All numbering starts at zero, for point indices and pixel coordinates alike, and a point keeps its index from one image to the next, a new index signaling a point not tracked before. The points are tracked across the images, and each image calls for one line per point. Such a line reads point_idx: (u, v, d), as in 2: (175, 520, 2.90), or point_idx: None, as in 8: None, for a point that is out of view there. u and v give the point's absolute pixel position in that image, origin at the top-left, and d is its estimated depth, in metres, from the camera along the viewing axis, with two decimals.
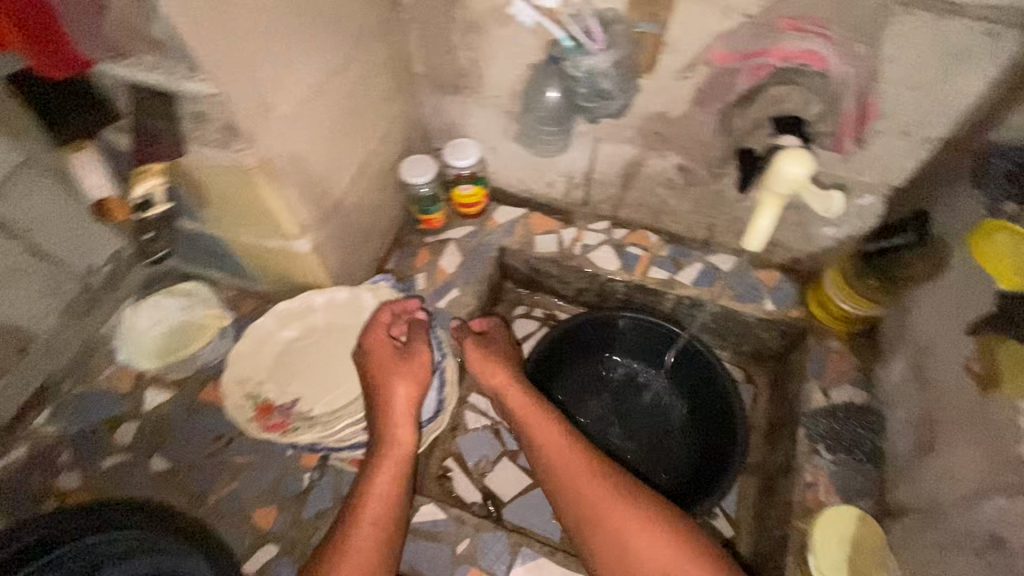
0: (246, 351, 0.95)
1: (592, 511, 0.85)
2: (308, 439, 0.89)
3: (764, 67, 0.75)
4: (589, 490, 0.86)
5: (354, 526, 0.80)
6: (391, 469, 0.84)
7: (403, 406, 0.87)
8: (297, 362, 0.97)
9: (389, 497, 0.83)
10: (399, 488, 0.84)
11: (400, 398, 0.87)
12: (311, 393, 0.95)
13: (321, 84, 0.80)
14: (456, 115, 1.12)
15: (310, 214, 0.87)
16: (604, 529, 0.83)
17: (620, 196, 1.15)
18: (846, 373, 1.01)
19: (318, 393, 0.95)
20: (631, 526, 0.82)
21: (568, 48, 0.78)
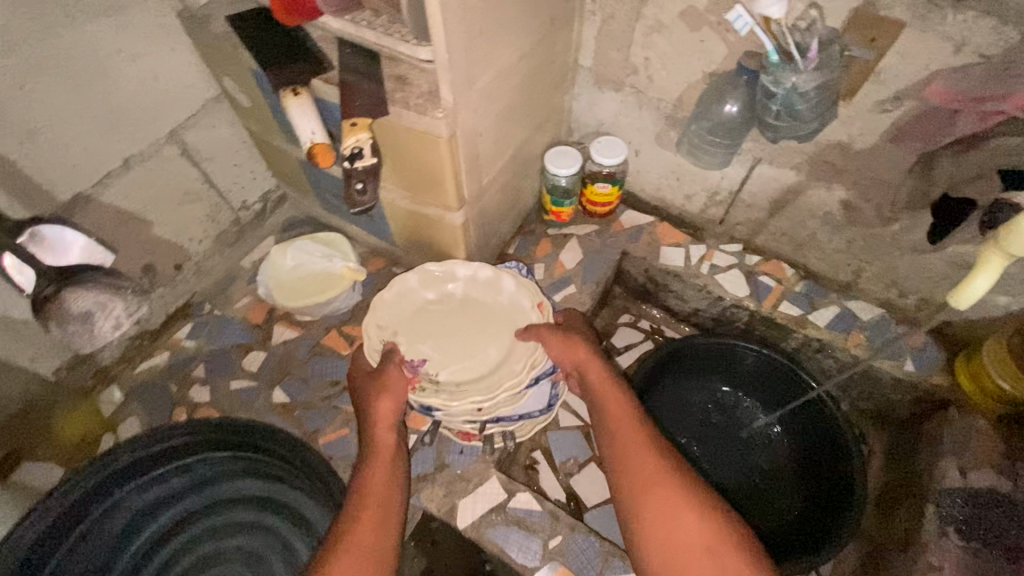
0: (388, 300, 0.97)
1: (641, 491, 0.77)
2: (431, 403, 0.91)
3: (997, 114, 0.67)
4: (655, 473, 0.77)
5: (353, 517, 0.75)
6: (381, 471, 0.80)
7: (381, 416, 0.84)
8: (431, 324, 0.98)
9: (387, 494, 0.78)
10: (393, 487, 0.79)
11: (380, 411, 0.84)
12: (439, 358, 0.96)
13: (514, 64, 0.81)
14: (609, 111, 1.11)
15: (470, 189, 0.89)
16: (654, 513, 0.75)
17: (763, 221, 1.11)
18: (993, 458, 0.90)
19: (446, 360, 0.96)
20: (692, 522, 0.73)
21: (773, 63, 0.74)
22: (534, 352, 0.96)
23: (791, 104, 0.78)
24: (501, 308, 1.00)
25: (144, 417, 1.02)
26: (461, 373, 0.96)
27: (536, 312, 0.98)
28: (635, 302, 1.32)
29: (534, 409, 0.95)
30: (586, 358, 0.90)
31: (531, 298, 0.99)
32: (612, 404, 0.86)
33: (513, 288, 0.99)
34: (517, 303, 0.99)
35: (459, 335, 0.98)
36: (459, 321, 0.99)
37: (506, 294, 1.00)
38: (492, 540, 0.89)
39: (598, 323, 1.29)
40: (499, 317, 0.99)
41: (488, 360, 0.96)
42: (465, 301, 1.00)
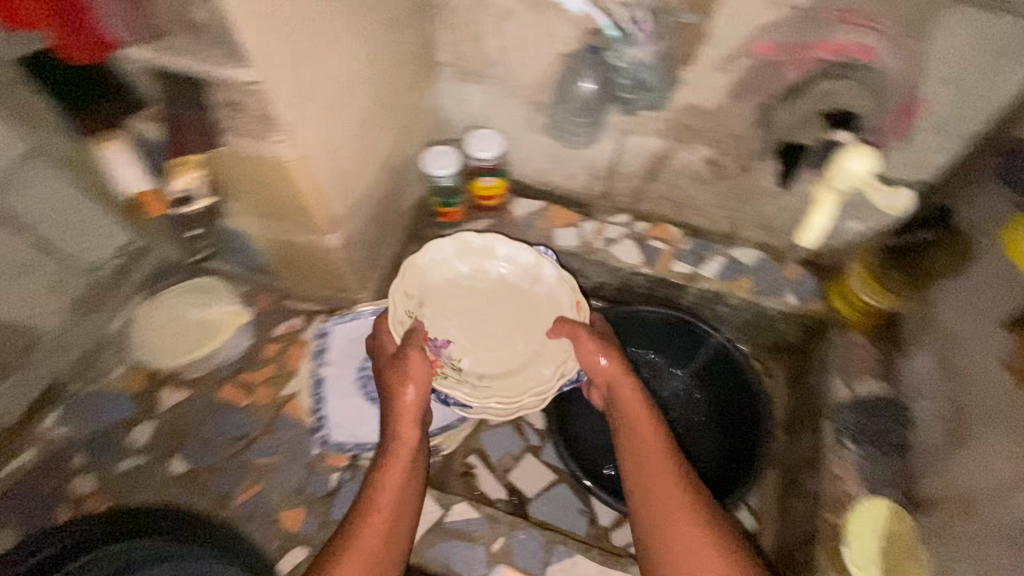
0: (420, 266, 0.92)
1: (661, 511, 0.79)
2: (454, 394, 0.89)
3: (814, 59, 0.74)
4: (675, 500, 0.80)
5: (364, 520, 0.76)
6: (397, 471, 0.80)
7: (405, 410, 0.82)
8: (460, 302, 0.94)
9: (400, 495, 0.79)
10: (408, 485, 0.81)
11: (403, 408, 0.82)
12: (464, 341, 0.93)
13: (357, 71, 0.77)
14: (477, 104, 1.10)
15: (340, 207, 0.84)
16: (669, 536, 0.78)
17: (642, 188, 1.15)
18: (868, 367, 1.00)
19: (472, 345, 0.93)
20: (704, 546, 0.76)
21: (613, 38, 0.76)
22: (565, 358, 0.93)
23: (640, 76, 0.81)
24: (536, 302, 0.95)
25: (21, 526, 0.90)
26: (486, 365, 0.93)
27: (572, 309, 0.94)
28: None
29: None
30: (616, 374, 0.88)
31: (571, 297, 0.94)
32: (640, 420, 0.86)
33: (553, 282, 0.94)
34: (556, 298, 0.94)
35: (489, 322, 0.94)
36: (489, 306, 0.94)
37: (544, 286, 0.95)
38: (434, 559, 0.87)
39: None
40: (532, 311, 0.95)
41: (517, 355, 0.94)
42: (500, 283, 0.95)
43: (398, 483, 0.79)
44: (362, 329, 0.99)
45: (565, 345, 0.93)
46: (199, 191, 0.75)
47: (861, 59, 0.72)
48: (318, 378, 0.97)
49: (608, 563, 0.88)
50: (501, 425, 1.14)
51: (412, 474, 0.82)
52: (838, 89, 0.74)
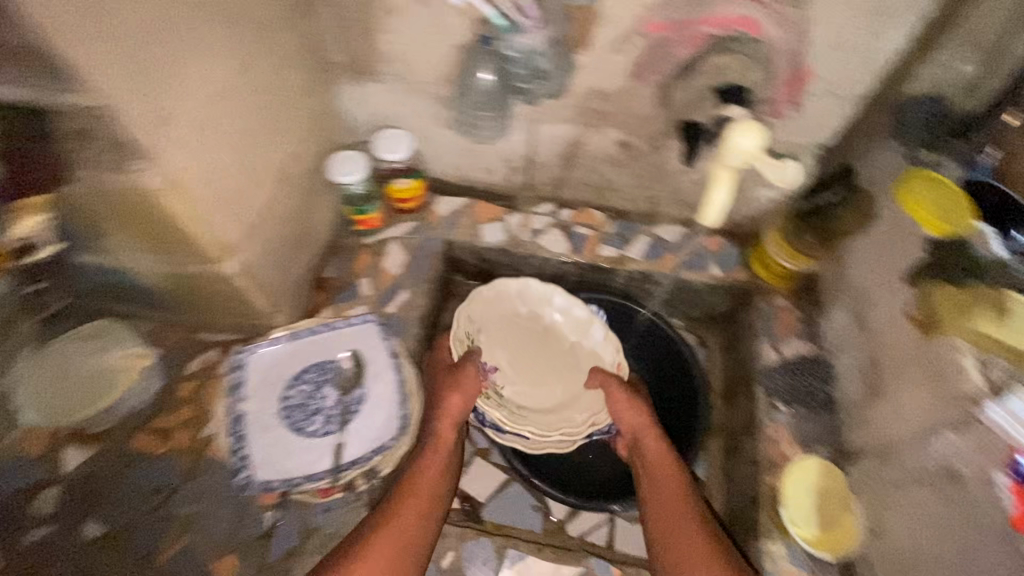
0: (482, 299, 1.03)
1: (676, 545, 0.81)
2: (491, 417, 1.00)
3: (702, 36, 0.73)
4: (691, 539, 0.81)
5: (400, 498, 0.78)
6: (433, 466, 0.83)
7: (448, 410, 0.87)
8: (513, 340, 1.05)
9: (435, 483, 0.81)
10: (444, 480, 0.83)
11: (450, 406, 0.87)
12: (509, 371, 1.05)
13: (229, 83, 0.71)
14: (381, 104, 1.05)
15: (233, 230, 0.78)
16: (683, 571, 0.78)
17: (562, 176, 1.13)
18: (793, 328, 1.03)
19: (517, 379, 1.05)
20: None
21: (501, 27, 0.73)
22: (599, 409, 1.03)
23: (534, 64, 0.78)
24: (580, 353, 1.06)
25: None
26: (524, 396, 1.05)
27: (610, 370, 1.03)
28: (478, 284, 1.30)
29: (388, 439, 0.87)
30: (643, 424, 0.94)
31: (612, 356, 1.03)
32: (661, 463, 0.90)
33: (600, 341, 1.04)
34: (598, 356, 1.04)
35: (534, 362, 1.05)
36: (536, 348, 1.06)
37: (592, 342, 1.05)
38: None
39: (446, 317, 1.26)
40: (572, 360, 1.05)
41: (555, 396, 1.05)
42: (551, 328, 1.06)
43: (436, 473, 0.82)
44: (280, 355, 0.92)
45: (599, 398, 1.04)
46: (43, 238, 0.70)
47: (748, 33, 0.71)
48: (235, 414, 0.87)
49: (562, 561, 0.88)
50: None
51: (449, 471, 0.84)
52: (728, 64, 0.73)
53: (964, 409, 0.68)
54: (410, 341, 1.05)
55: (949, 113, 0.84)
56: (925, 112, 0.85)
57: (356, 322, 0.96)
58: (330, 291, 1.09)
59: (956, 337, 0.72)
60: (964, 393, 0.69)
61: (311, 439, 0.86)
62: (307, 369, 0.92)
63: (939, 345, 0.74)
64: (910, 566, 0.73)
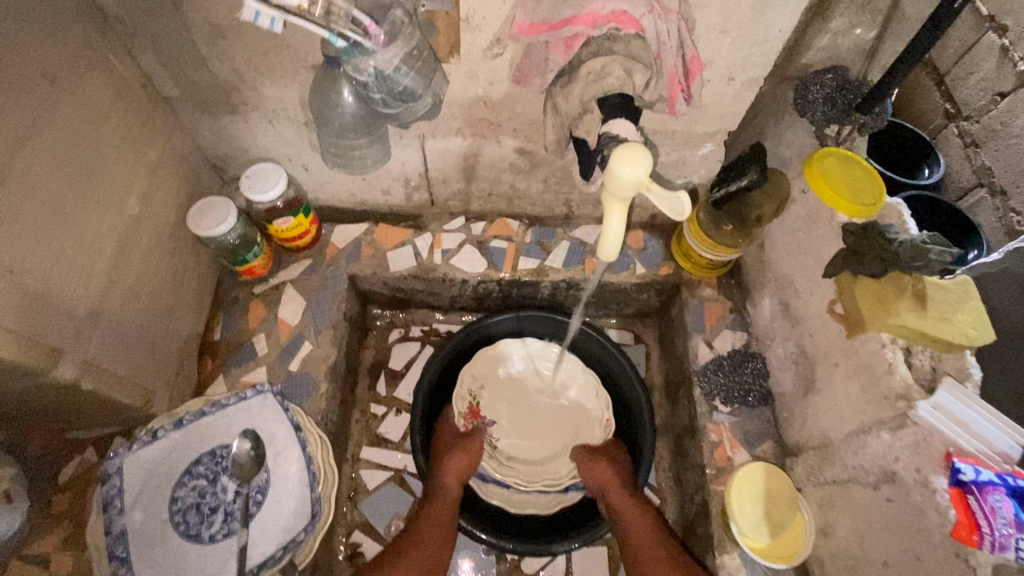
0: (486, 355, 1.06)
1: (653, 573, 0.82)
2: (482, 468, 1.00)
3: (576, 37, 0.64)
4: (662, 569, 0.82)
5: (405, 555, 0.82)
6: (433, 522, 0.87)
7: (453, 470, 0.93)
8: (513, 394, 1.06)
9: (437, 542, 0.85)
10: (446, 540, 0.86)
11: (453, 468, 0.93)
12: (506, 423, 1.04)
13: (6, 162, 0.56)
14: (244, 135, 0.91)
15: (60, 330, 0.65)
16: None
17: (465, 189, 1.03)
18: (723, 320, 1.00)
19: (512, 430, 1.03)
20: None
21: (342, 50, 0.60)
22: None
23: (393, 86, 0.67)
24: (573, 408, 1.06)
25: None
26: (517, 447, 1.03)
27: (601, 426, 1.03)
28: (397, 313, 1.20)
29: (299, 530, 0.76)
30: (607, 475, 0.94)
31: (602, 408, 1.04)
32: (636, 515, 0.88)
33: (591, 398, 1.05)
34: (589, 412, 1.05)
35: (530, 415, 1.05)
36: (533, 400, 1.06)
37: (583, 397, 1.06)
38: None
39: (367, 355, 1.16)
40: (567, 415, 1.05)
41: (549, 448, 1.03)
42: (546, 380, 1.07)
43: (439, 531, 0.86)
44: (165, 449, 0.80)
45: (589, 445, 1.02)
46: None
47: (626, 29, 0.62)
48: (114, 532, 0.74)
49: None
50: (382, 486, 1.03)
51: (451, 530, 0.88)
52: (607, 66, 0.63)
53: (895, 409, 0.65)
54: (321, 399, 0.94)
55: (850, 83, 0.83)
56: (825, 88, 0.83)
57: (252, 396, 0.84)
58: (222, 356, 0.96)
59: (881, 332, 0.68)
60: (894, 391, 0.65)
61: (211, 545, 0.75)
62: (200, 460, 0.79)
63: (863, 339, 0.71)
64: (859, 568, 0.71)
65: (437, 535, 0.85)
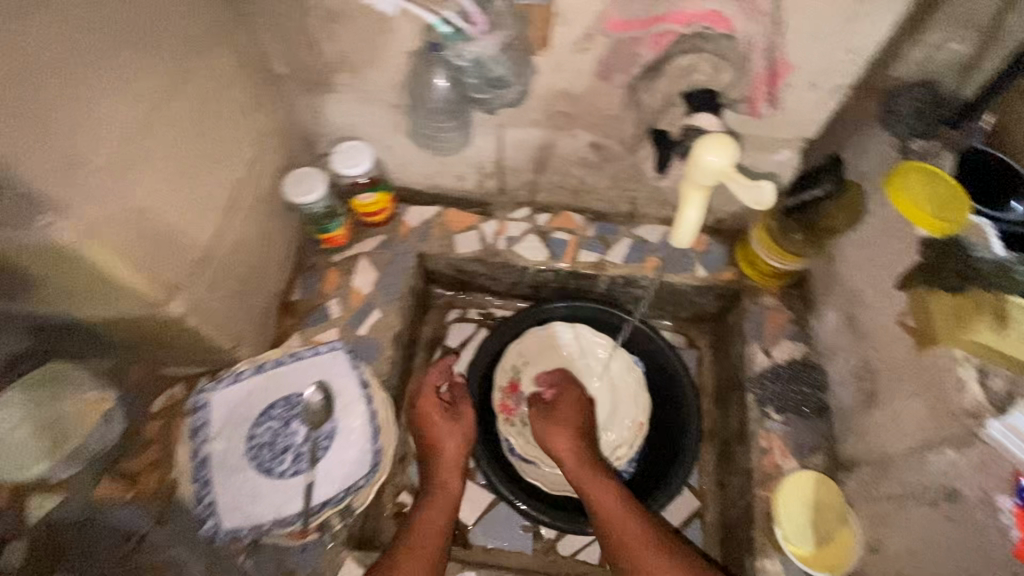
0: (535, 336, 1.11)
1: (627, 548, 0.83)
2: (518, 446, 1.05)
3: (666, 35, 0.70)
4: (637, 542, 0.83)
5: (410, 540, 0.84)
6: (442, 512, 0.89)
7: (453, 456, 0.95)
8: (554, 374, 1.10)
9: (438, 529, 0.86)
10: (448, 522, 0.88)
11: (449, 446, 0.95)
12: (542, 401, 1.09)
13: (153, 117, 0.65)
14: (337, 115, 0.99)
15: (175, 270, 0.73)
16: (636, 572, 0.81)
17: (535, 180, 1.07)
18: (782, 329, 0.99)
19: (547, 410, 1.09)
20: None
21: (445, 35, 0.66)
22: (616, 446, 1.07)
23: (488, 73, 0.72)
24: (612, 404, 1.10)
25: None
26: None
27: (631, 424, 1.08)
28: (456, 294, 1.25)
29: (360, 477, 0.83)
30: (564, 446, 0.95)
31: (638, 412, 1.09)
32: (616, 508, 0.88)
33: (631, 398, 1.10)
34: (626, 410, 1.09)
35: None
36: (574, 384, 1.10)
37: (624, 394, 1.10)
38: None
39: (426, 330, 1.21)
40: (603, 404, 1.10)
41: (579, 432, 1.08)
42: (590, 371, 1.12)
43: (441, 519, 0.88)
44: (245, 390, 0.88)
45: (617, 439, 1.07)
46: None
47: (717, 29, 0.68)
48: (200, 456, 0.83)
49: None
50: None
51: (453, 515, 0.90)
52: (695, 63, 0.71)
53: (963, 427, 0.64)
54: (384, 364, 1.00)
55: (942, 99, 0.81)
56: (914, 100, 0.82)
57: (324, 350, 0.91)
58: (298, 315, 1.04)
59: (954, 349, 0.67)
60: (963, 408, 0.64)
61: (281, 480, 0.82)
62: (275, 403, 0.87)
63: (933, 355, 0.70)
64: None
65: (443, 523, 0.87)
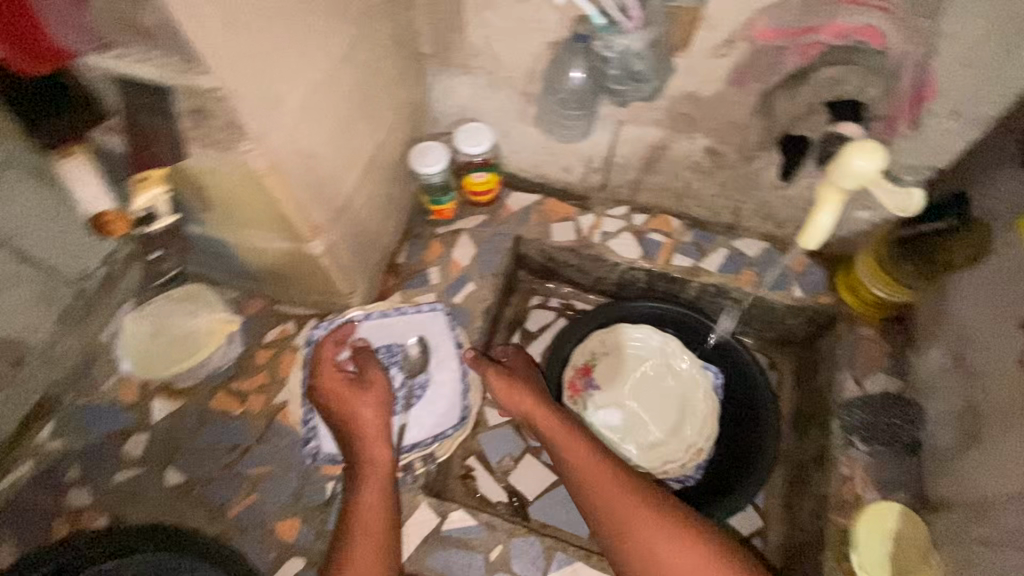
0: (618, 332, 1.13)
1: (617, 513, 0.81)
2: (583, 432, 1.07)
3: (814, 45, 0.72)
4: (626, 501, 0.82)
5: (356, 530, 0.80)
6: (375, 496, 0.83)
7: (372, 434, 0.88)
8: (629, 371, 1.13)
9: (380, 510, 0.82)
10: (388, 499, 0.84)
11: (365, 420, 0.89)
12: (612, 394, 1.12)
13: (332, 72, 0.73)
14: (465, 96, 1.05)
15: (322, 213, 0.81)
16: (628, 537, 0.80)
17: (640, 179, 1.10)
18: (878, 361, 0.97)
19: (616, 403, 1.12)
20: (664, 539, 0.78)
21: (600, 27, 0.70)
22: (676, 457, 1.08)
23: (630, 66, 0.76)
24: (681, 415, 1.11)
25: (19, 539, 0.90)
26: (616, 421, 1.10)
27: (692, 438, 1.09)
28: (541, 281, 1.29)
29: (446, 427, 0.97)
30: (532, 405, 0.93)
31: (702, 437, 1.09)
32: (612, 491, 0.83)
33: (701, 414, 1.10)
34: (693, 426, 1.10)
35: (639, 396, 1.12)
36: (646, 385, 1.13)
37: (695, 408, 1.11)
38: (432, 568, 0.86)
39: (509, 311, 1.26)
40: (672, 412, 1.11)
41: (644, 432, 1.10)
42: (665, 378, 1.13)
43: (378, 501, 0.83)
44: (352, 334, 1.00)
45: (678, 451, 1.09)
46: (162, 209, 0.72)
47: (870, 43, 0.69)
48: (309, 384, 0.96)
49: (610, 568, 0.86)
50: (501, 426, 1.11)
51: (392, 488, 0.86)
52: (845, 75, 0.73)
53: None
54: (474, 333, 1.06)
55: None
56: None
57: (426, 310, 1.01)
58: (401, 277, 1.12)
59: None
60: None
61: None
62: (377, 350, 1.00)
63: None
64: None
65: (379, 506, 0.83)
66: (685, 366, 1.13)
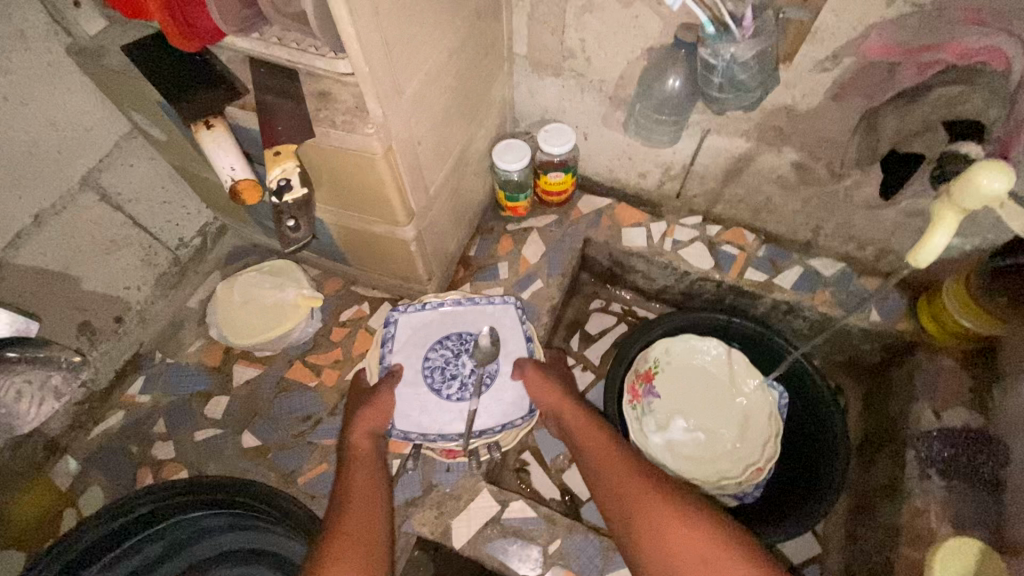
0: (681, 344, 1.12)
1: (635, 504, 0.77)
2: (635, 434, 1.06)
3: (936, 64, 0.68)
4: (642, 494, 0.78)
5: (343, 515, 0.77)
6: (365, 487, 0.81)
7: (365, 428, 0.87)
8: (690, 382, 1.13)
9: (366, 501, 0.79)
10: (377, 492, 0.81)
11: (364, 419, 0.88)
12: (670, 402, 1.11)
13: (443, 65, 0.76)
14: (550, 98, 1.08)
15: (419, 199, 0.85)
16: (645, 527, 0.75)
17: (718, 190, 1.10)
18: (960, 394, 0.93)
19: (674, 411, 1.11)
20: (679, 530, 0.73)
21: (710, 35, 0.71)
22: (733, 475, 1.06)
23: (733, 74, 0.76)
24: (740, 434, 1.09)
25: (105, 485, 0.96)
26: (672, 428, 1.09)
27: (752, 457, 1.07)
28: (604, 286, 1.30)
29: (515, 417, 0.93)
30: (560, 399, 0.90)
31: (762, 457, 1.06)
32: (630, 482, 0.80)
33: (762, 434, 1.08)
34: (752, 446, 1.07)
35: (698, 407, 1.11)
36: (707, 398, 1.12)
37: (755, 428, 1.09)
38: (490, 554, 0.88)
39: (570, 312, 1.27)
40: (733, 429, 1.09)
41: (700, 444, 1.09)
42: (726, 393, 1.12)
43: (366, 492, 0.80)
44: (428, 319, 0.99)
45: (736, 469, 1.07)
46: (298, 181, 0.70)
47: (993, 66, 0.65)
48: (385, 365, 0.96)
49: None
50: None
51: (381, 482, 0.83)
52: None
53: None
54: (541, 329, 1.08)
55: None
56: None
57: (497, 302, 1.00)
58: (471, 269, 1.15)
59: None
60: None
61: (445, 401, 0.94)
62: (449, 336, 0.98)
63: None
64: None
65: (369, 498, 0.80)
66: (748, 384, 1.11)
